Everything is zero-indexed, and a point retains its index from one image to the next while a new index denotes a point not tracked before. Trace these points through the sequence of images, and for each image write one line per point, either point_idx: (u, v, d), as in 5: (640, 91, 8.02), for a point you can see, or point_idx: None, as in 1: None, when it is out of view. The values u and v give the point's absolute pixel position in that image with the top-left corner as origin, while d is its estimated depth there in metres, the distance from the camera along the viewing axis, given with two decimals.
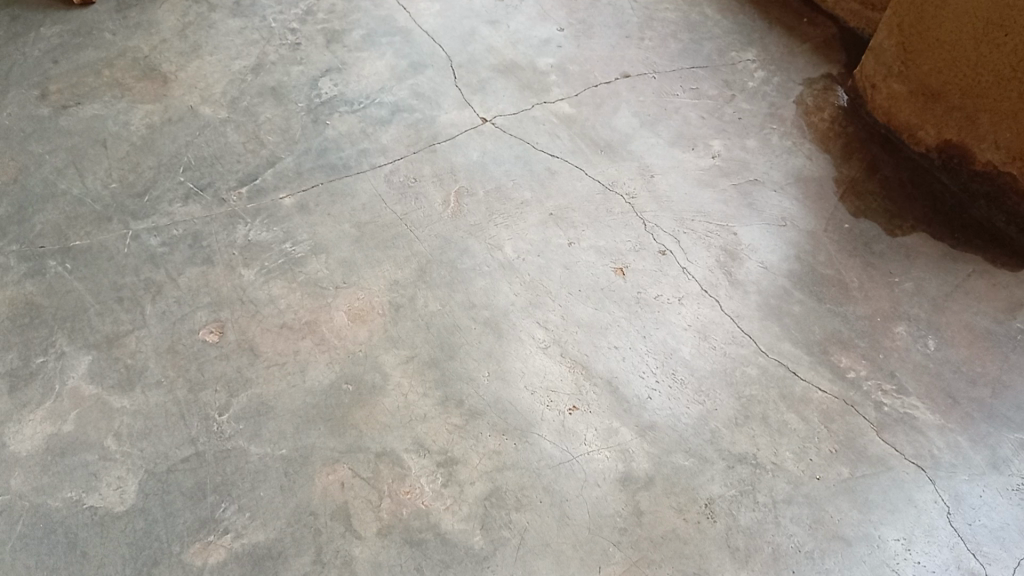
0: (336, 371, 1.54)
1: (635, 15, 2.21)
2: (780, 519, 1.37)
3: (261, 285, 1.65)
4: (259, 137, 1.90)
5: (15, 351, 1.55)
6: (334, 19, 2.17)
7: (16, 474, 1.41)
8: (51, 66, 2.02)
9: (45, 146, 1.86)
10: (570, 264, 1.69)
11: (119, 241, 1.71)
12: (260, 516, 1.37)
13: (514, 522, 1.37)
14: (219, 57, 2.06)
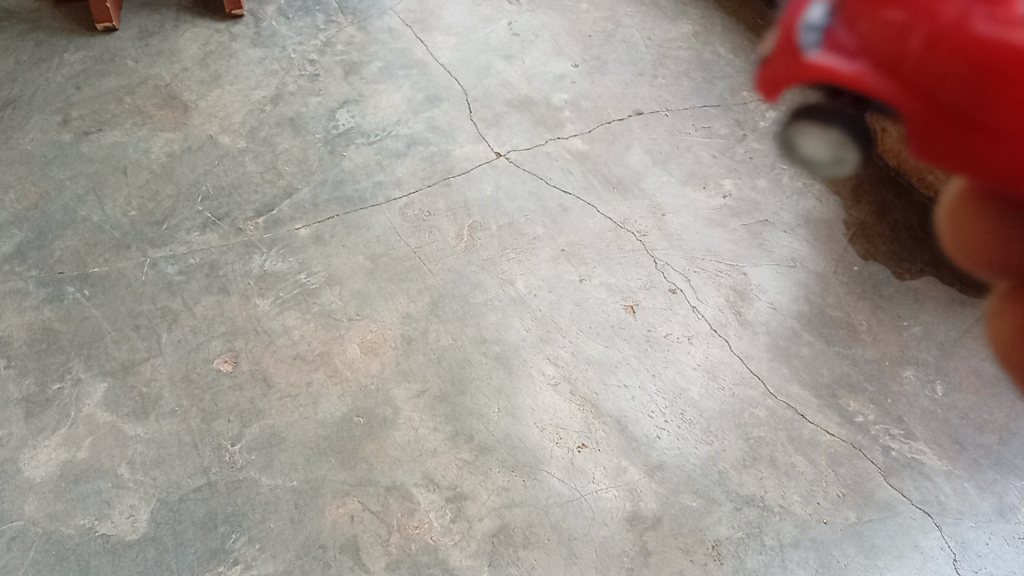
0: (348, 404, 1.55)
1: (648, 53, 2.24)
2: (786, 563, 1.39)
3: (275, 315, 1.67)
4: (276, 167, 1.93)
5: (32, 376, 1.58)
6: (352, 51, 2.20)
7: (30, 501, 1.43)
8: (74, 92, 2.05)
9: (67, 172, 1.89)
10: (581, 301, 1.71)
11: (137, 269, 1.73)
12: (270, 548, 1.39)
13: (522, 559, 1.38)
14: (240, 86, 2.09)
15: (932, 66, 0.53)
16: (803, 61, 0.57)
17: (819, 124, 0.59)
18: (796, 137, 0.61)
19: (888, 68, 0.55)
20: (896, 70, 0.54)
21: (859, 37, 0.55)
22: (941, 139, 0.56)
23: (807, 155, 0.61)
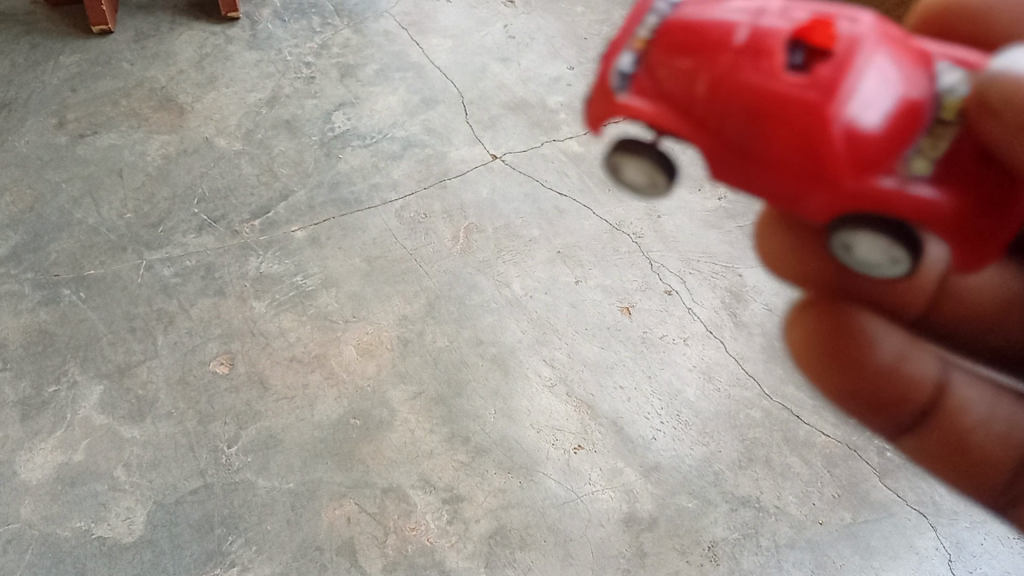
0: (344, 406, 1.56)
1: None
2: (782, 564, 1.40)
3: (271, 317, 1.67)
4: (272, 170, 1.92)
5: (27, 379, 1.58)
6: (348, 54, 2.20)
7: (26, 503, 1.44)
8: (70, 95, 2.05)
9: (62, 174, 1.89)
10: (578, 302, 1.71)
11: (132, 271, 1.73)
12: (267, 550, 1.40)
13: (518, 561, 1.39)
14: (236, 89, 2.09)
15: (718, 104, 0.70)
16: (618, 102, 0.75)
17: (634, 156, 0.77)
18: (617, 174, 0.81)
19: (690, 106, 0.71)
20: (690, 112, 0.71)
21: (665, 83, 0.73)
22: (729, 161, 0.71)
23: (635, 185, 0.80)
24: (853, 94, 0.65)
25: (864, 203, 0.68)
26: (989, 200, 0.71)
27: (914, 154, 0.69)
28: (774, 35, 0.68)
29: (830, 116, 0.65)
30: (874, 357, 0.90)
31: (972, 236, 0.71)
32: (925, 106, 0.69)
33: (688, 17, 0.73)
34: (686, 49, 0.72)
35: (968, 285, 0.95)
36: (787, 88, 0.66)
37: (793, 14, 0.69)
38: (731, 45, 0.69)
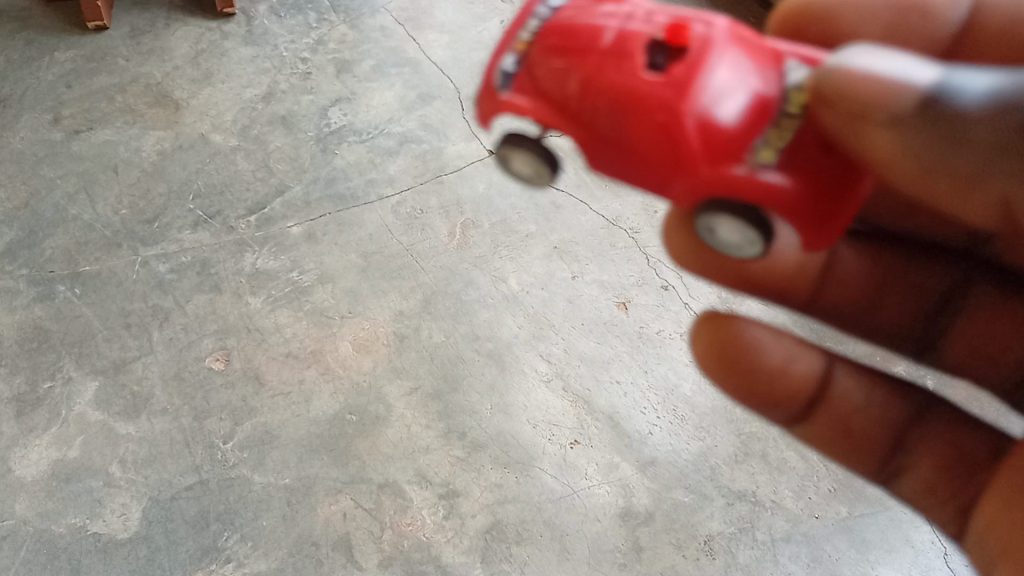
0: (340, 401, 1.55)
1: None
2: (778, 558, 1.42)
3: (267, 313, 1.67)
4: (268, 165, 1.91)
5: (22, 375, 1.57)
6: (344, 49, 2.17)
7: (21, 499, 1.45)
8: (65, 91, 2.03)
9: (58, 170, 1.88)
10: (574, 297, 1.71)
11: (128, 267, 1.73)
12: (262, 546, 1.41)
13: (514, 555, 1.41)
14: (232, 84, 2.07)
15: (587, 98, 0.76)
16: (504, 99, 0.81)
17: (518, 149, 0.84)
18: (507, 166, 0.87)
19: (565, 100, 0.78)
20: (564, 107, 0.78)
21: (542, 82, 0.79)
22: (602, 151, 0.78)
23: (523, 175, 0.87)
24: (704, 89, 0.72)
25: (717, 184, 0.74)
26: (832, 187, 0.77)
27: (760, 143, 0.75)
28: (635, 39, 0.75)
29: (682, 109, 0.72)
30: (765, 356, 0.90)
31: (817, 220, 0.77)
32: (774, 100, 0.75)
33: (566, 21, 0.80)
34: (561, 50, 0.78)
35: (843, 272, 0.99)
36: (647, 85, 0.74)
37: (654, 20, 0.77)
38: (599, 47, 0.76)
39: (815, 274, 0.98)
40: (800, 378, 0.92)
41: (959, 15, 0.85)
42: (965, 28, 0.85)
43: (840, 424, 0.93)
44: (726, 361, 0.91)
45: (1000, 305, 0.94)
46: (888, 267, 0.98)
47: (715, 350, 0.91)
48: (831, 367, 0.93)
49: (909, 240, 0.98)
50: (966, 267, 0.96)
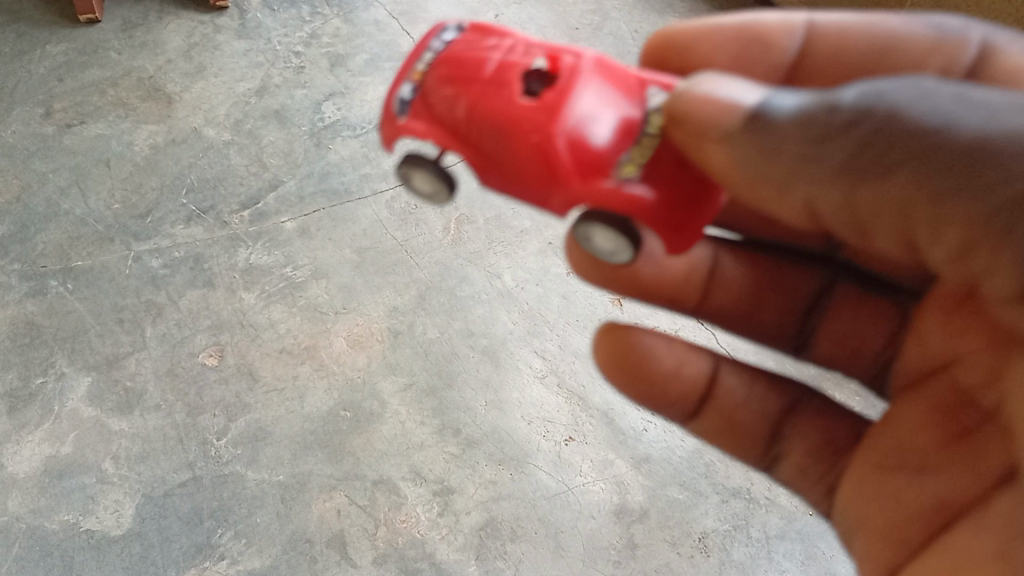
0: (335, 397, 1.55)
1: (636, 46, 2.22)
2: (772, 554, 1.45)
3: (261, 308, 1.66)
4: (262, 160, 1.90)
5: (14, 371, 1.56)
6: (338, 43, 2.15)
7: (14, 496, 1.44)
8: (57, 84, 2.01)
9: (50, 164, 1.87)
10: (569, 294, 1.70)
11: (120, 262, 1.72)
12: (256, 543, 1.41)
13: (509, 552, 1.42)
14: (225, 78, 2.05)
15: (473, 120, 0.81)
16: (401, 123, 0.85)
17: (417, 171, 0.87)
18: (410, 185, 0.91)
19: (454, 125, 0.82)
20: (453, 130, 0.82)
21: (436, 108, 0.83)
22: (488, 170, 0.82)
23: (427, 194, 0.90)
24: (572, 110, 0.78)
25: (589, 196, 0.78)
26: (690, 201, 0.82)
27: (625, 160, 0.79)
28: (513, 69, 0.81)
29: (554, 129, 0.77)
30: (659, 361, 0.96)
31: (681, 230, 0.81)
32: (637, 121, 0.81)
33: (455, 52, 0.85)
34: (451, 79, 0.83)
35: (725, 278, 1.01)
36: (523, 108, 0.79)
37: (533, 52, 0.82)
38: (482, 76, 0.81)
39: (700, 279, 1.01)
40: (689, 380, 0.97)
41: (798, 41, 0.89)
42: (804, 52, 0.90)
43: (730, 421, 0.97)
44: (624, 366, 0.96)
45: (861, 302, 1.00)
46: (763, 270, 1.01)
47: (614, 357, 0.96)
48: (717, 368, 0.98)
49: (775, 247, 1.03)
50: (832, 271, 1.01)
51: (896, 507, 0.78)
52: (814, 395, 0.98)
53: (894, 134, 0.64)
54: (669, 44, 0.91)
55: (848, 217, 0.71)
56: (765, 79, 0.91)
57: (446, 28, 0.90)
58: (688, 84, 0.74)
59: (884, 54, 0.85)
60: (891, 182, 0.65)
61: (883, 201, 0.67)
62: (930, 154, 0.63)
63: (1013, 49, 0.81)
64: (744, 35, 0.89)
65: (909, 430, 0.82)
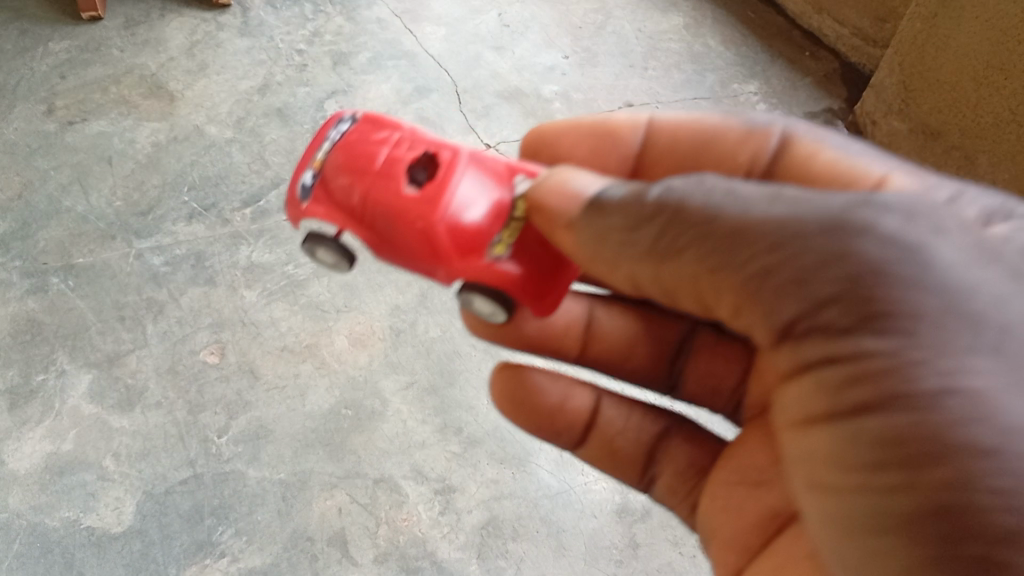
0: (336, 395, 1.54)
1: (639, 45, 2.21)
2: None
3: (262, 306, 1.65)
4: (263, 158, 1.90)
5: (16, 368, 1.56)
6: (341, 41, 2.14)
7: (14, 493, 1.44)
8: (59, 81, 2.00)
9: (51, 161, 1.86)
10: None
11: (122, 259, 1.71)
12: (257, 541, 1.40)
13: (510, 552, 1.41)
14: (227, 76, 2.05)
15: (368, 209, 0.79)
16: (302, 208, 0.83)
17: (321, 246, 0.85)
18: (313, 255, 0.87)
19: (351, 211, 0.81)
20: (352, 215, 0.81)
21: (336, 194, 0.82)
22: (385, 253, 0.81)
23: (330, 262, 0.87)
24: (452, 201, 0.78)
25: (469, 274, 0.80)
26: (556, 271, 0.85)
27: (497, 240, 0.80)
28: (399, 163, 0.80)
29: (435, 219, 0.77)
30: (544, 397, 0.99)
31: (548, 300, 0.84)
32: (511, 204, 0.82)
33: (351, 142, 0.83)
34: (347, 168, 0.81)
35: (603, 329, 1.01)
36: (409, 201, 0.78)
37: (420, 145, 0.81)
38: (373, 167, 0.80)
39: (579, 330, 1.01)
40: (573, 415, 1.00)
41: (640, 136, 0.98)
42: (647, 146, 0.98)
43: (614, 451, 1.01)
44: (517, 403, 0.99)
45: (719, 347, 1.01)
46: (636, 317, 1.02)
47: (506, 395, 1.00)
48: (600, 402, 1.01)
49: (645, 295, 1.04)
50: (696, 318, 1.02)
51: (739, 520, 0.87)
52: (683, 424, 1.02)
53: (680, 220, 0.69)
54: (536, 141, 1.01)
55: (661, 290, 0.74)
56: (619, 171, 1.00)
57: (344, 116, 0.87)
58: (547, 177, 0.79)
59: (707, 146, 0.94)
60: (682, 262, 0.69)
61: (680, 276, 0.70)
62: (706, 236, 0.67)
63: (809, 136, 0.88)
64: (593, 137, 0.99)
65: (744, 452, 0.90)
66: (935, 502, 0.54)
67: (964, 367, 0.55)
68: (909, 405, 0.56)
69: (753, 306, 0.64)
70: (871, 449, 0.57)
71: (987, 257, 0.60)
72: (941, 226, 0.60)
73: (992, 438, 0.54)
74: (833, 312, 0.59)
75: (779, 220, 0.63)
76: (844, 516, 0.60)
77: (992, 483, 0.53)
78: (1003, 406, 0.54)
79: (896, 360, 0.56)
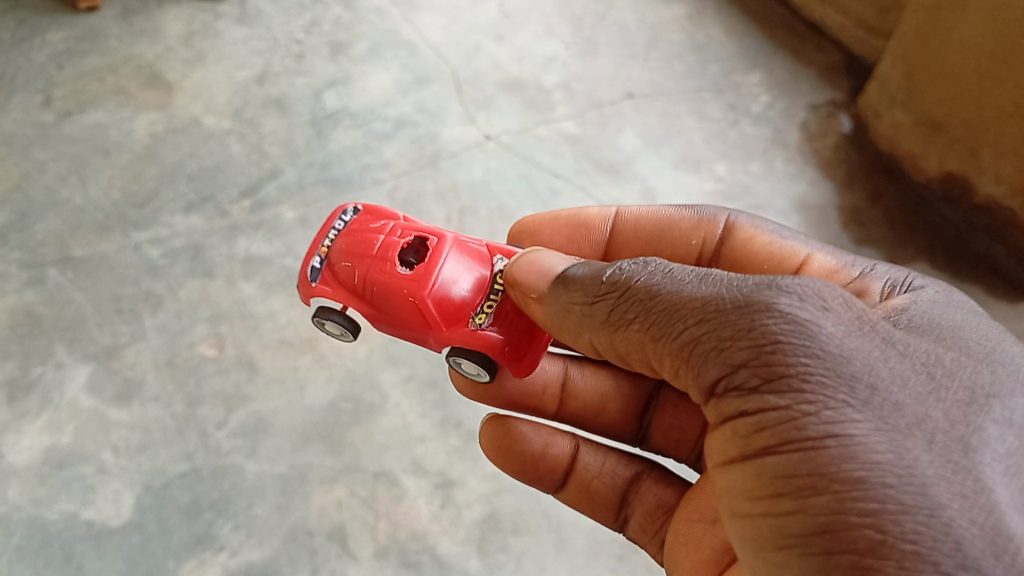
0: (335, 388, 1.54)
1: (640, 35, 2.19)
2: None
3: (261, 299, 1.64)
4: (262, 149, 1.88)
5: (14, 360, 1.55)
6: (339, 31, 2.12)
7: (13, 486, 1.43)
8: (56, 72, 1.99)
9: (49, 153, 1.85)
10: None
11: (120, 251, 1.70)
12: (256, 534, 1.40)
13: (511, 546, 1.41)
14: (225, 66, 2.03)
15: (367, 287, 1.02)
16: (313, 287, 1.06)
17: (327, 313, 1.08)
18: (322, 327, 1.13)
19: (354, 289, 1.04)
20: (352, 292, 1.04)
21: (338, 275, 1.05)
22: (385, 322, 1.04)
23: (335, 334, 1.13)
24: (438, 279, 1.00)
25: (456, 340, 1.01)
26: (529, 333, 1.03)
27: (479, 311, 1.02)
28: (392, 249, 1.03)
29: (423, 295, 0.99)
30: (527, 445, 1.14)
31: (526, 362, 1.02)
32: (489, 279, 1.04)
33: (353, 232, 1.07)
34: (349, 253, 1.04)
35: (578, 387, 1.19)
36: (400, 279, 1.00)
37: (408, 232, 1.05)
38: (370, 252, 1.03)
39: (557, 389, 1.19)
40: (556, 461, 1.15)
41: (609, 225, 1.20)
42: (615, 233, 1.20)
43: (591, 492, 1.16)
44: (502, 449, 1.14)
45: (681, 401, 1.16)
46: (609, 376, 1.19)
47: (493, 443, 1.15)
48: (578, 448, 1.16)
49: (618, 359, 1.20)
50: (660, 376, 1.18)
51: (697, 552, 0.96)
52: (654, 467, 1.15)
53: (630, 296, 0.82)
54: (520, 233, 1.22)
55: (620, 358, 0.86)
56: (592, 253, 1.22)
57: (345, 209, 1.12)
58: (517, 259, 0.99)
59: (666, 231, 1.17)
60: (631, 332, 0.82)
61: (632, 345, 0.82)
62: (650, 310, 0.80)
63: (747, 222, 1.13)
64: (571, 223, 1.21)
65: (702, 495, 1.00)
66: (816, 520, 0.66)
67: (842, 417, 0.66)
68: (798, 446, 0.67)
69: (687, 368, 0.76)
70: (768, 479, 0.69)
71: (865, 330, 0.72)
72: (827, 304, 0.72)
73: (855, 468, 0.65)
74: (742, 374, 0.71)
75: (703, 296, 0.76)
76: (754, 537, 0.71)
77: (859, 505, 0.64)
78: (869, 445, 0.65)
79: (788, 408, 0.68)
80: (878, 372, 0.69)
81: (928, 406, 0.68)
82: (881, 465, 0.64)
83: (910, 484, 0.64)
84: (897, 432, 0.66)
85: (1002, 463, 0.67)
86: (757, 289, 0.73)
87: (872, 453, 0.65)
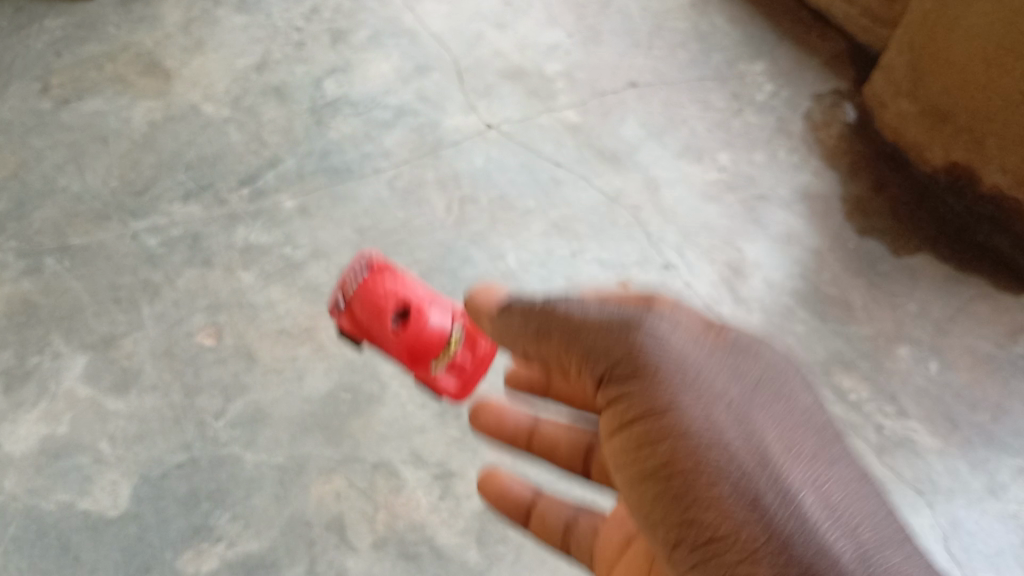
0: (334, 379, 1.53)
1: (643, 24, 2.17)
2: None
3: (260, 288, 1.63)
4: (261, 138, 1.87)
5: (10, 350, 1.54)
6: (339, 19, 2.11)
7: (10, 476, 1.42)
8: (54, 59, 1.97)
9: (46, 141, 1.83)
10: (573, 276, 1.70)
11: (118, 240, 1.68)
12: (254, 525, 1.38)
13: (510, 537, 1.40)
14: (224, 54, 2.01)
15: (369, 334, 1.15)
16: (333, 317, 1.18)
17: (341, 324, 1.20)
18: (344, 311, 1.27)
19: (362, 330, 1.16)
20: (356, 325, 1.15)
21: (346, 320, 1.16)
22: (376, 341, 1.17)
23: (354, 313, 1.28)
24: (415, 342, 1.12)
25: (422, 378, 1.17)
26: (476, 364, 1.21)
27: (438, 360, 1.16)
28: (385, 303, 1.11)
29: (397, 346, 1.13)
30: (510, 499, 1.13)
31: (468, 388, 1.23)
32: (447, 337, 1.14)
33: (358, 280, 1.14)
34: (355, 304, 1.13)
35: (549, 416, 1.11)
36: (387, 333, 1.12)
37: (402, 292, 1.12)
38: (368, 308, 1.12)
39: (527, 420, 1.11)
40: (514, 494, 1.13)
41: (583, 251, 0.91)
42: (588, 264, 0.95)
43: (544, 525, 1.12)
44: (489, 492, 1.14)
45: None
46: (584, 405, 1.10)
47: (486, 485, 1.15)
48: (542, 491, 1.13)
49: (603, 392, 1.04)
50: None
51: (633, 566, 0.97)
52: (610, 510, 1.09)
53: (533, 314, 0.85)
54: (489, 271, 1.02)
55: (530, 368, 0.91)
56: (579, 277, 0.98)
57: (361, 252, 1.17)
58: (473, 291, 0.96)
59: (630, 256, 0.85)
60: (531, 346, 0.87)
61: (533, 357, 0.88)
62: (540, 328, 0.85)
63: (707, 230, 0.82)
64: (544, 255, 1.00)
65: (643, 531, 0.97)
66: (661, 480, 0.76)
67: (683, 402, 0.77)
68: (649, 423, 0.77)
69: (574, 373, 0.84)
70: (631, 450, 0.79)
71: (710, 338, 0.81)
72: (675, 318, 0.81)
73: (687, 441, 0.75)
74: (610, 373, 0.80)
75: (582, 308, 0.82)
76: (625, 496, 0.79)
77: (692, 466, 0.75)
78: (699, 423, 0.76)
79: (642, 396, 0.78)
80: (709, 360, 0.79)
81: (755, 394, 0.78)
82: (706, 437, 0.75)
83: (727, 450, 0.75)
84: (727, 415, 0.76)
85: (798, 430, 0.78)
86: (629, 308, 0.82)
87: (689, 418, 0.76)
